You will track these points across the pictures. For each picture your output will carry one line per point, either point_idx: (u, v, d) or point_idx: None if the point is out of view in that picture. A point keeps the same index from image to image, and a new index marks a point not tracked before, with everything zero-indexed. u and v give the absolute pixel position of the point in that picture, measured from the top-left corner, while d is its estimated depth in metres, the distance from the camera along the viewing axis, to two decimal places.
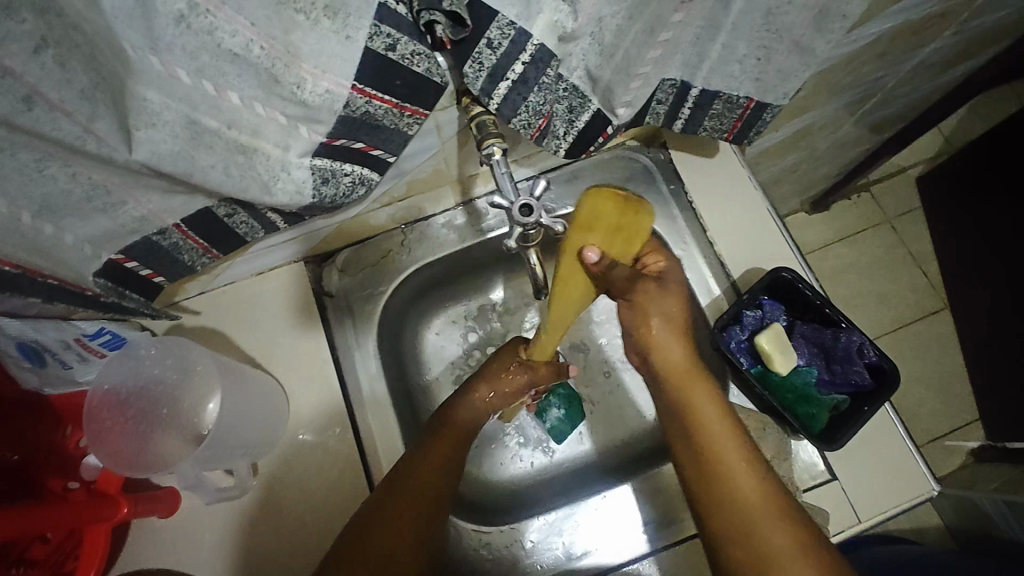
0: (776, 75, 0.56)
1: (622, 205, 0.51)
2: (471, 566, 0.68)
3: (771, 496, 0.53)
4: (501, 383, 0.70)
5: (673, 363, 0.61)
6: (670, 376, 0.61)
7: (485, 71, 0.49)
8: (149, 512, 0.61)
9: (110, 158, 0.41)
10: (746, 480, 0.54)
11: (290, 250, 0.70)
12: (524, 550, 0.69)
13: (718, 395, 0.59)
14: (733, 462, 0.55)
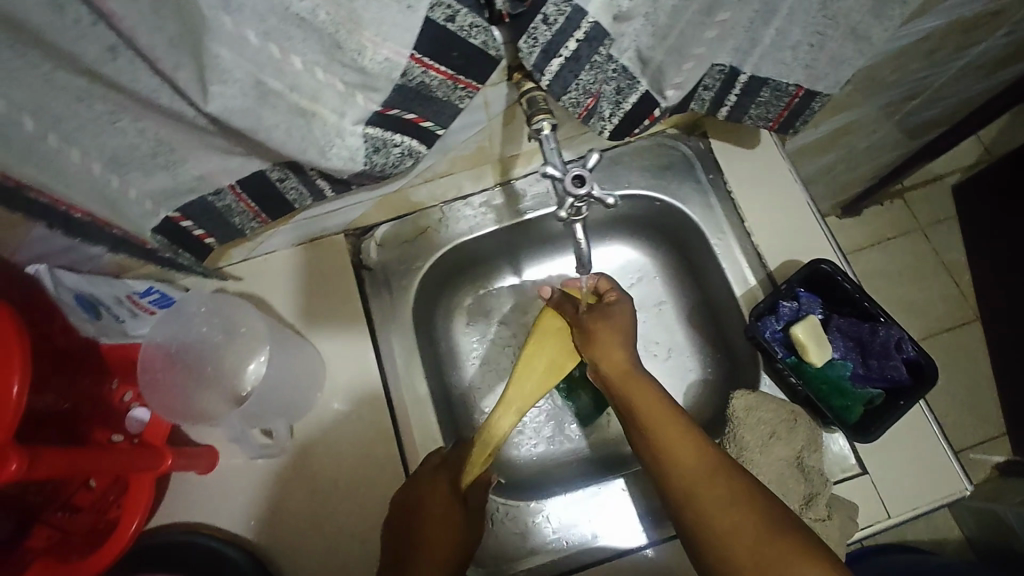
0: (828, 63, 0.56)
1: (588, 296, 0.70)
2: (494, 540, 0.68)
3: (720, 480, 0.51)
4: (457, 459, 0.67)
5: (619, 367, 0.60)
6: (613, 382, 0.60)
7: (540, 47, 0.50)
8: (189, 466, 0.62)
9: (179, 114, 0.43)
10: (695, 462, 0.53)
11: (332, 221, 0.71)
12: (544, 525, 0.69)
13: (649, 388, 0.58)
14: (679, 446, 0.54)
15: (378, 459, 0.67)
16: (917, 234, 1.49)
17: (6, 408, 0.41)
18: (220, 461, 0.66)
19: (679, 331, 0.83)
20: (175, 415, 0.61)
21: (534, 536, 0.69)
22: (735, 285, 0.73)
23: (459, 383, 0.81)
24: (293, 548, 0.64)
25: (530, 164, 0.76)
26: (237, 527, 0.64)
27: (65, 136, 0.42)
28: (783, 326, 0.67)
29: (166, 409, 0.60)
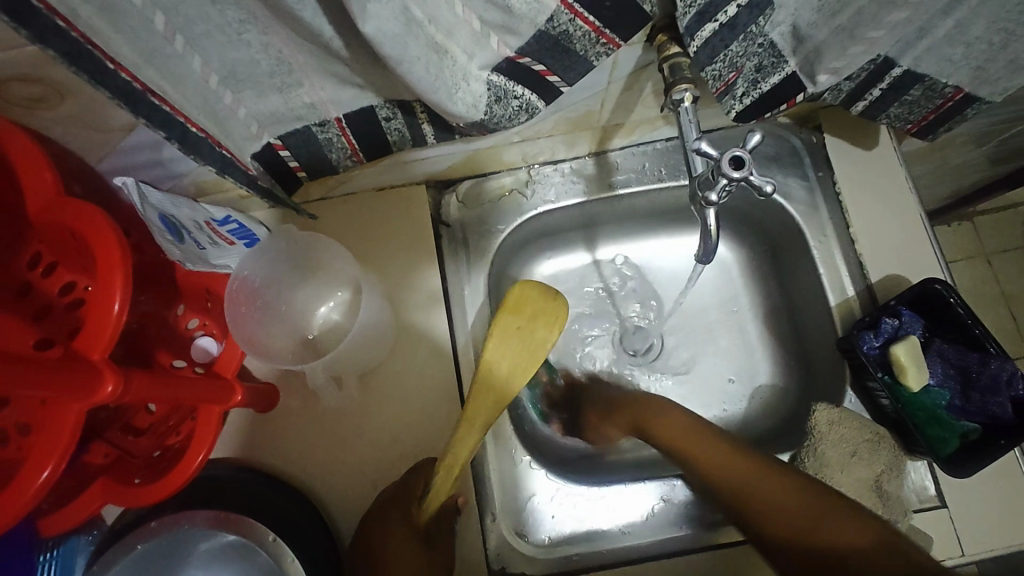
0: (1002, 67, 0.51)
1: (540, 288, 0.55)
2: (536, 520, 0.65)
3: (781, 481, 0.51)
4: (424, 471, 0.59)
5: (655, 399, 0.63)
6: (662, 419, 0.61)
7: (696, 8, 0.45)
8: (253, 404, 0.60)
9: (314, 32, 0.39)
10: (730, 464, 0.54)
11: (418, 170, 0.67)
12: (570, 503, 0.66)
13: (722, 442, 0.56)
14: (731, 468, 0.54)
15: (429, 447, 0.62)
16: (982, 260, 1.43)
17: (106, 325, 0.40)
18: (281, 400, 0.64)
19: (751, 329, 0.79)
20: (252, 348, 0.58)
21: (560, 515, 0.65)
22: (830, 294, 0.69)
23: None
24: (345, 499, 0.62)
25: (629, 136, 0.71)
26: (293, 470, 0.63)
27: (190, 41, 0.38)
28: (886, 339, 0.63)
29: (248, 342, 0.58)
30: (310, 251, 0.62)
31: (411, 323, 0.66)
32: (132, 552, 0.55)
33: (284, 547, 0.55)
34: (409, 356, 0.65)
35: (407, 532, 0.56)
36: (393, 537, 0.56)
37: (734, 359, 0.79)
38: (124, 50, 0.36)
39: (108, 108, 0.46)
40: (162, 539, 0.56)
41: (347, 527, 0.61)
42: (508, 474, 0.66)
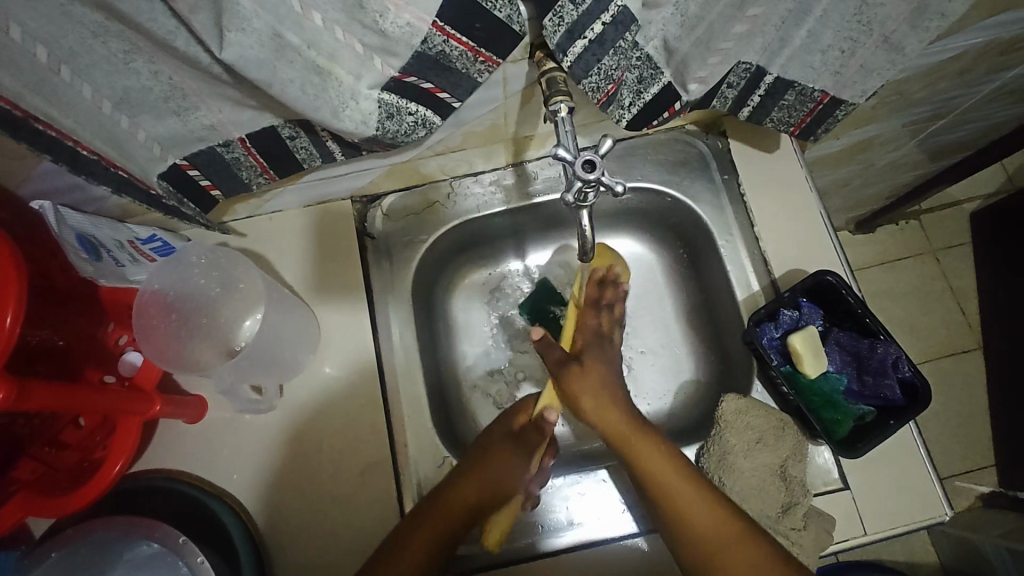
0: (858, 70, 0.55)
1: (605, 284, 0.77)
2: None
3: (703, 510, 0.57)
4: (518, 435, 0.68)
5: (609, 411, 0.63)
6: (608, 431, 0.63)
7: (564, 27, 0.49)
8: (177, 416, 0.62)
9: (194, 59, 0.42)
10: (675, 482, 0.58)
11: (339, 186, 0.71)
12: None
13: (663, 448, 0.61)
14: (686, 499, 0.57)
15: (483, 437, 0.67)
16: (929, 257, 1.47)
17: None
18: (209, 412, 0.66)
19: (675, 328, 0.83)
20: (167, 361, 0.60)
21: None
22: (737, 290, 0.72)
23: (450, 360, 0.81)
24: (268, 499, 0.64)
25: (543, 148, 0.75)
26: (222, 478, 0.65)
27: (77, 71, 0.42)
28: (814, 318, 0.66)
29: (159, 355, 0.60)
30: (231, 266, 0.64)
31: (337, 337, 0.69)
32: (49, 558, 0.55)
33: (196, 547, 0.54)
34: (333, 367, 0.68)
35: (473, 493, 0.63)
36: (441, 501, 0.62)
37: (660, 358, 0.82)
38: (5, 79, 0.39)
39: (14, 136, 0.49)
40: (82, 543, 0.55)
41: (271, 531, 0.63)
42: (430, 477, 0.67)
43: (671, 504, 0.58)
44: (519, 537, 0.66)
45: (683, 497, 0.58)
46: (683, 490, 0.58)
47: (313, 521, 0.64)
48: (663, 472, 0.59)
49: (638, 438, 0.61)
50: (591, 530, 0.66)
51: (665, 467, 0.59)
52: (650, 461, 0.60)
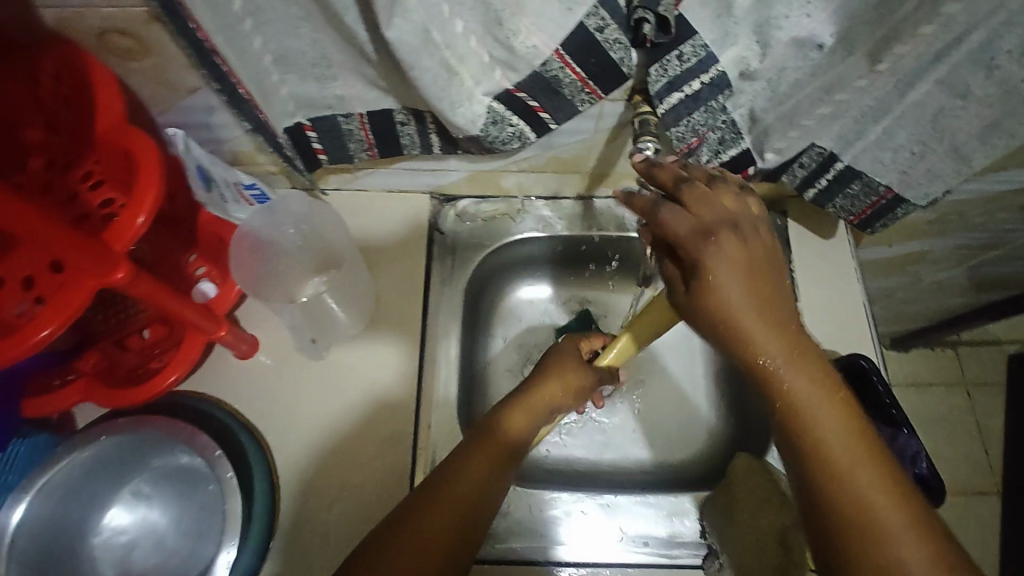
0: (924, 173, 0.60)
1: None
2: None
3: (875, 471, 0.44)
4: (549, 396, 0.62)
5: (757, 344, 0.47)
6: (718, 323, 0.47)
7: (666, 78, 0.56)
8: (234, 346, 0.67)
9: (353, 36, 0.50)
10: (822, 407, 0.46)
11: (425, 180, 0.78)
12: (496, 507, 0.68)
13: (820, 374, 0.47)
14: (835, 448, 0.44)
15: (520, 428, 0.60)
16: (962, 389, 1.45)
17: (126, 231, 0.48)
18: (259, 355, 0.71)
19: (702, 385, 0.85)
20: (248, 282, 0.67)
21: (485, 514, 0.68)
22: None
23: (482, 363, 0.84)
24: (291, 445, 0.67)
25: (614, 187, 0.80)
26: (256, 416, 0.68)
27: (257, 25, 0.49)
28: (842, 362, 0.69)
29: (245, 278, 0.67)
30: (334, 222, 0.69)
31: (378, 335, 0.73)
32: (83, 449, 0.58)
33: (225, 463, 0.58)
34: (380, 337, 0.73)
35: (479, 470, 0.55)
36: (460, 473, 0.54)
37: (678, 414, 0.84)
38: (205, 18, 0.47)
39: (182, 68, 0.57)
40: (124, 437, 0.59)
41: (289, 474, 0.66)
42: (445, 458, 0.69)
43: (812, 443, 0.45)
44: (499, 538, 0.67)
45: (851, 446, 0.45)
46: (824, 414, 0.46)
47: (334, 491, 0.65)
48: (829, 411, 0.46)
49: (793, 360, 0.47)
50: (575, 552, 0.66)
51: (817, 390, 0.46)
52: (799, 384, 0.46)
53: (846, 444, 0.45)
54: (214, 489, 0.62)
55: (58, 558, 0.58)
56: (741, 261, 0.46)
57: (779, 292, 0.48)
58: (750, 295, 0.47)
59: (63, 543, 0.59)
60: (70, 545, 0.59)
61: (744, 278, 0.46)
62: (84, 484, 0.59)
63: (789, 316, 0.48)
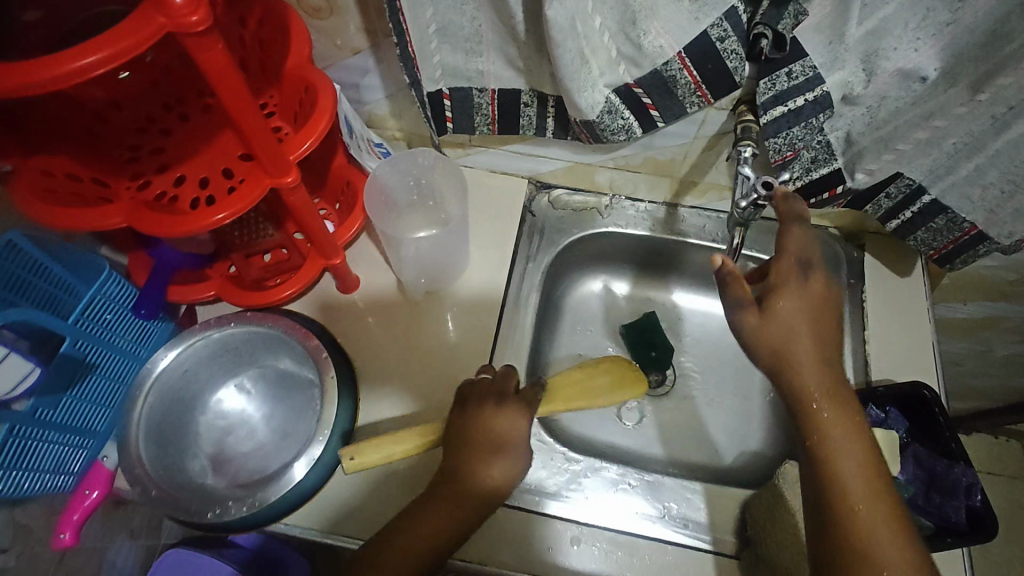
0: (1010, 214, 0.63)
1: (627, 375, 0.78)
2: None
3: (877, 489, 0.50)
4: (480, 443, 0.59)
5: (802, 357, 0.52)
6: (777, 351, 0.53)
7: (772, 92, 0.62)
8: (342, 277, 0.76)
9: (509, 16, 0.58)
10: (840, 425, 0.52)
11: (528, 165, 0.85)
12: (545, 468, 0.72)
13: (850, 400, 0.53)
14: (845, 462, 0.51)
15: (465, 479, 0.58)
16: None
17: (293, 151, 0.57)
18: (357, 292, 0.80)
19: (755, 400, 0.87)
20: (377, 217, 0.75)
21: (534, 471, 0.72)
22: None
23: (547, 342, 0.90)
24: (376, 374, 0.75)
25: (700, 198, 0.86)
26: (350, 343, 0.76)
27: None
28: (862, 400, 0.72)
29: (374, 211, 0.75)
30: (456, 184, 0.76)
31: (380, 389, 0.74)
32: (194, 343, 0.69)
33: (329, 364, 0.69)
34: (464, 296, 0.80)
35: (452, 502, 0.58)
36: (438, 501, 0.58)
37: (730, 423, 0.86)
38: None
39: (355, 30, 0.67)
40: (245, 326, 0.70)
41: (371, 398, 0.73)
42: None
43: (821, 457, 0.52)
44: (549, 494, 0.71)
45: (859, 466, 0.51)
46: (837, 433, 0.52)
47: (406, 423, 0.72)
48: (847, 433, 0.52)
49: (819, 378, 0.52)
50: (612, 519, 0.69)
51: (839, 410, 0.52)
52: (826, 401, 0.52)
53: (863, 487, 0.50)
54: (307, 392, 0.71)
55: (170, 423, 0.67)
56: (813, 303, 0.53)
57: (835, 338, 0.54)
58: (814, 337, 0.53)
59: (178, 411, 0.69)
60: (182, 417, 0.69)
61: (807, 319, 0.53)
62: (208, 362, 0.70)
63: (839, 371, 0.53)
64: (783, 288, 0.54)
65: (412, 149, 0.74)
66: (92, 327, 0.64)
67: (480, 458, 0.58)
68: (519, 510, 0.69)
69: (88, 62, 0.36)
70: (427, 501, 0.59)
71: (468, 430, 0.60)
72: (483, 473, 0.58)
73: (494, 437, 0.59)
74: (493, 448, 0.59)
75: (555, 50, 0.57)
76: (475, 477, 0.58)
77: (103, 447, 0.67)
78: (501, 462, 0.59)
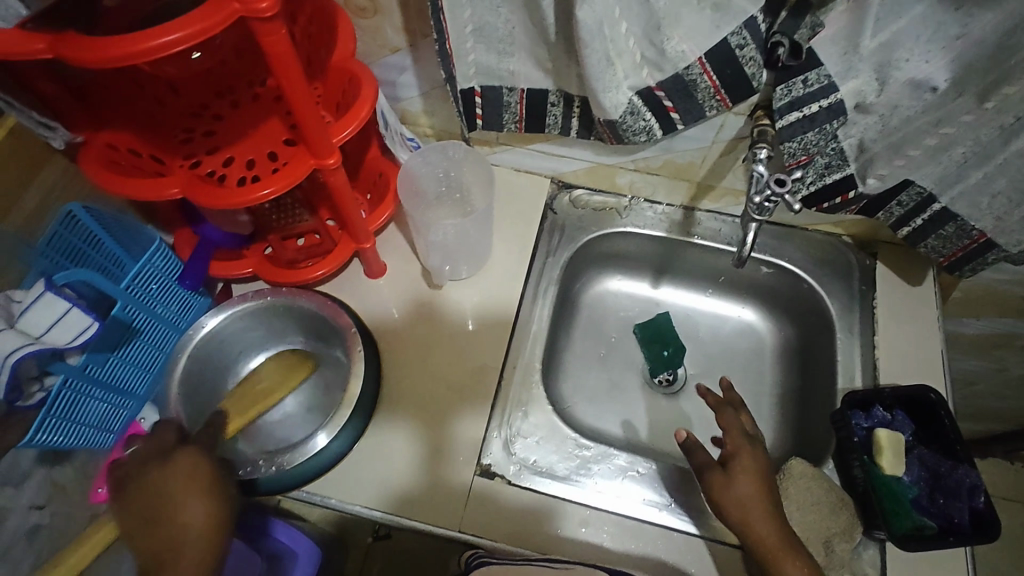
0: (1017, 223, 0.65)
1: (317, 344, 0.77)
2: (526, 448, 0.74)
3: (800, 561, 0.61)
4: (167, 491, 0.59)
5: (734, 502, 0.64)
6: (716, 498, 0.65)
7: (789, 97, 0.65)
8: (371, 262, 0.80)
9: (541, 19, 0.63)
10: (765, 524, 0.62)
11: (552, 165, 0.89)
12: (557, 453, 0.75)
13: (769, 513, 0.63)
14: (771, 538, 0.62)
15: (187, 524, 0.57)
16: None
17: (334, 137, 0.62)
18: (384, 277, 0.84)
19: (764, 402, 0.89)
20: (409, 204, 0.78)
21: (546, 455, 0.74)
22: (839, 378, 0.79)
23: (563, 337, 0.93)
24: (400, 355, 0.78)
25: (716, 202, 0.89)
26: (377, 325, 0.80)
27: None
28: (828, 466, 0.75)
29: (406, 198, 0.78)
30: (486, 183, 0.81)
31: (394, 414, 0.75)
32: (230, 313, 0.73)
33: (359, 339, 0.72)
34: (485, 286, 0.83)
35: (187, 464, 0.60)
36: (173, 473, 0.60)
37: None
38: None
39: (396, 29, 0.72)
40: (283, 303, 0.74)
41: (394, 377, 0.77)
42: (522, 398, 0.78)
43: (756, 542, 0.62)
44: (559, 477, 0.73)
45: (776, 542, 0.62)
46: (762, 513, 0.63)
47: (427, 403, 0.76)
48: (766, 523, 0.62)
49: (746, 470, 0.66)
50: (618, 505, 0.72)
51: (757, 494, 0.64)
52: (756, 518, 0.63)
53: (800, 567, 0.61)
54: (337, 369, 0.78)
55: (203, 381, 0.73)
56: (758, 488, 0.64)
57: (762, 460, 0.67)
58: (762, 507, 0.63)
59: (212, 370, 0.75)
60: (212, 379, 0.75)
61: (756, 498, 0.64)
62: (242, 333, 0.76)
63: (763, 499, 0.64)
64: (746, 466, 0.66)
65: (443, 143, 0.79)
66: (139, 295, 0.69)
67: (172, 521, 0.57)
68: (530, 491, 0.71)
69: (168, 40, 0.40)
70: (163, 561, 0.55)
71: (151, 472, 0.60)
72: (175, 515, 0.58)
73: (178, 486, 0.59)
74: (212, 483, 0.60)
75: (584, 51, 0.61)
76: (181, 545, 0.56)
77: (141, 410, 0.72)
78: (199, 504, 0.58)
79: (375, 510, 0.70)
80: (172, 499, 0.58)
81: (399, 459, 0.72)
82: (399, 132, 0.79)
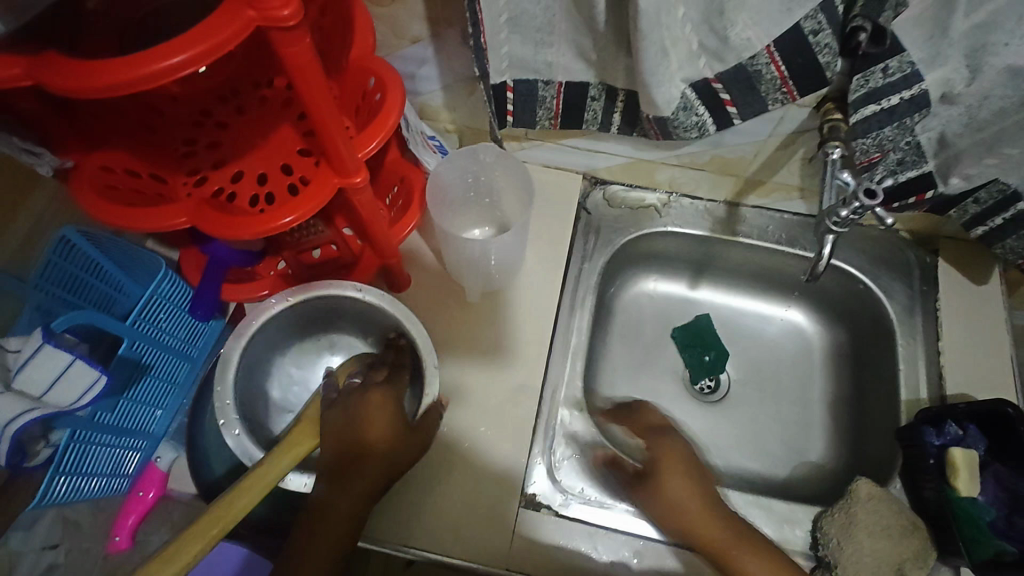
0: None
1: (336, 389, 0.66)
2: (573, 474, 0.70)
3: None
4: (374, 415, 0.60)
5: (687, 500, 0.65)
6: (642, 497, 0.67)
7: (866, 89, 0.58)
8: (397, 275, 0.73)
9: (587, 7, 0.55)
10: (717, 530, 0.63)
11: (586, 161, 0.82)
12: (605, 478, 0.70)
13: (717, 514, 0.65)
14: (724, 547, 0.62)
15: (370, 463, 0.59)
16: None
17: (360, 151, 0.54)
18: (410, 289, 0.77)
19: (815, 409, 0.85)
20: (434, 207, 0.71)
21: (594, 480, 0.69)
22: (902, 390, 0.74)
23: (600, 344, 0.87)
24: None
25: (765, 198, 0.83)
26: None
27: None
28: (809, 520, 0.69)
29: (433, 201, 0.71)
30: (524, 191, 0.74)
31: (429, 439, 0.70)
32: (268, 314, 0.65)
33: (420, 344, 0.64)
34: (520, 297, 0.77)
35: (383, 401, 0.61)
36: (373, 417, 0.60)
37: (789, 431, 0.84)
38: None
39: (417, 18, 0.64)
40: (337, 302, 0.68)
41: None
42: (566, 418, 0.72)
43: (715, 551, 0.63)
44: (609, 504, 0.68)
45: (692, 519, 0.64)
46: (690, 504, 0.65)
47: (464, 430, 0.70)
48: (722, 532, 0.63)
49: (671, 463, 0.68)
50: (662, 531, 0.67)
51: (680, 482, 0.66)
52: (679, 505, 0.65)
53: None
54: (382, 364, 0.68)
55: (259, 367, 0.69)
56: (676, 470, 0.68)
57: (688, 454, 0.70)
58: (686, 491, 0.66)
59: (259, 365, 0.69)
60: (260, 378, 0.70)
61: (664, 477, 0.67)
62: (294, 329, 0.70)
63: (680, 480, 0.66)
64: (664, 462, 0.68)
65: (474, 146, 0.70)
66: (144, 328, 0.63)
67: (358, 440, 0.59)
68: (582, 523, 0.67)
69: (173, 62, 0.33)
70: (337, 474, 0.59)
71: (354, 398, 0.62)
72: (364, 451, 0.59)
73: (376, 424, 0.60)
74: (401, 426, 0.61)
75: (640, 43, 0.53)
76: (353, 483, 0.58)
77: (156, 449, 0.67)
78: (385, 442, 0.60)
79: (410, 548, 0.65)
80: (368, 434, 0.59)
81: (434, 494, 0.67)
82: (421, 132, 0.72)
